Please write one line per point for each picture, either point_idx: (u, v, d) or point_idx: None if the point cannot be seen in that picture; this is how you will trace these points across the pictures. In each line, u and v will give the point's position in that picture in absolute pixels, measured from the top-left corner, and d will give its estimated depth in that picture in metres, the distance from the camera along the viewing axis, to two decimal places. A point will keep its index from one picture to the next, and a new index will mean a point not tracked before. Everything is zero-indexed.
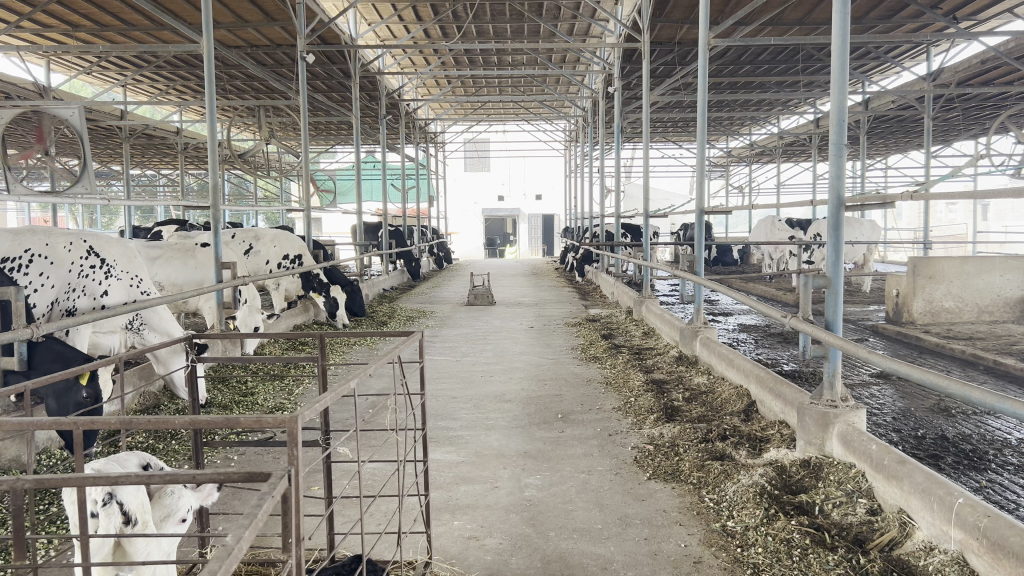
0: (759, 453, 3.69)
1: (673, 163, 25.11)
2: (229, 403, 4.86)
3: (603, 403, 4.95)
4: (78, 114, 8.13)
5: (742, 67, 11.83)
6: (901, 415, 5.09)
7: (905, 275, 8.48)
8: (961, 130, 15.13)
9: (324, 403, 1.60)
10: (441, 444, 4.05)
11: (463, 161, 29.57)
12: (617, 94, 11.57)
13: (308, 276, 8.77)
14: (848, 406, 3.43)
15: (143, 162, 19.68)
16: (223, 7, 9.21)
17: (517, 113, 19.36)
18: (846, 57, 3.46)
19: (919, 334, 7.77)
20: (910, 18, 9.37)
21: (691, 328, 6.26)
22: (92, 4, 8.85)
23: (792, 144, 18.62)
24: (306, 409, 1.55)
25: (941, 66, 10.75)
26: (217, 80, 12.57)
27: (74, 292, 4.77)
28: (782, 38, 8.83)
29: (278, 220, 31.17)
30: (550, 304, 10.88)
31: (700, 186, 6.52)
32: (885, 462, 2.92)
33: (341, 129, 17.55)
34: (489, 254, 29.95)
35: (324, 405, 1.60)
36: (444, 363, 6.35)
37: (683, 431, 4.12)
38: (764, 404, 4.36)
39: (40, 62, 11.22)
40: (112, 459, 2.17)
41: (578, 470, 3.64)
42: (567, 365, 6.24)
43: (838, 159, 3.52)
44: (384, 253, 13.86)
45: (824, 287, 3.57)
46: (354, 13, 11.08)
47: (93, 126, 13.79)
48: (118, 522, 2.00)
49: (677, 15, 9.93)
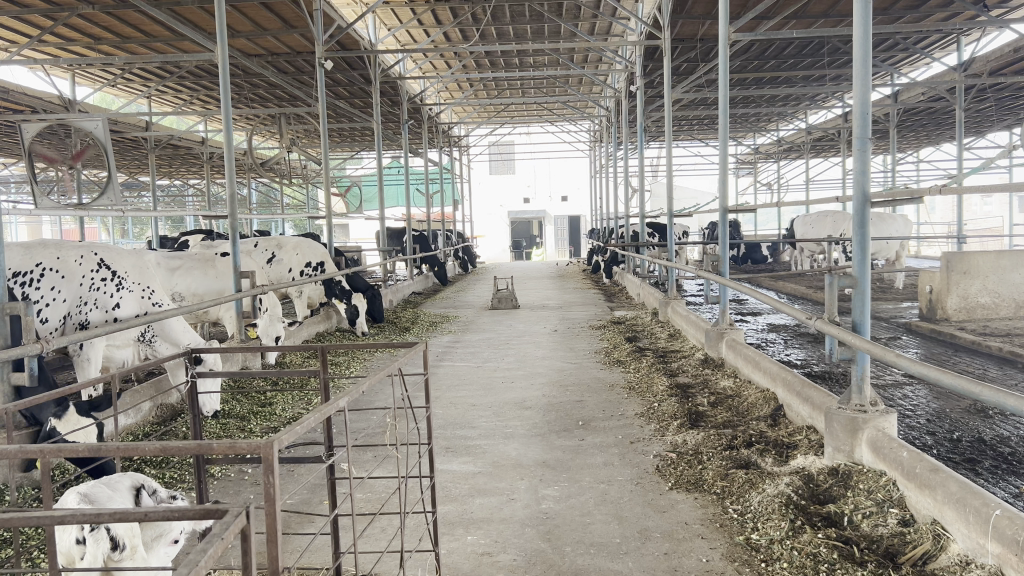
0: (785, 460, 3.56)
1: (699, 162, 24.87)
2: (247, 414, 4.81)
3: (625, 409, 4.84)
4: (102, 126, 8.17)
5: (766, 62, 11.64)
6: (935, 417, 4.92)
7: (938, 271, 8.26)
8: (995, 121, 14.79)
9: (311, 422, 1.52)
10: (459, 455, 3.96)
11: (488, 164, 29.56)
12: (640, 93, 11.43)
13: (329, 283, 8.72)
14: (878, 411, 3.29)
15: (170, 172, 19.88)
16: (242, 16, 9.24)
17: (540, 115, 19.26)
18: (869, 46, 3.32)
19: (953, 332, 7.55)
20: (938, 8, 9.16)
21: (717, 330, 6.11)
22: (113, 16, 8.91)
23: (820, 139, 18.32)
24: (289, 430, 1.46)
25: (971, 56, 10.51)
26: (239, 90, 12.64)
27: (86, 306, 4.77)
28: (807, 30, 8.64)
29: (305, 227, 31.39)
30: (574, 307, 10.77)
31: (724, 184, 6.33)
32: (916, 470, 2.78)
33: (365, 134, 17.60)
34: (516, 256, 29.87)
35: (310, 425, 1.51)
36: (465, 369, 6.26)
37: (707, 438, 4.00)
38: (791, 408, 4.22)
39: (65, 75, 11.32)
40: (103, 482, 2.19)
41: (598, 481, 3.53)
42: (589, 369, 6.14)
43: (863, 154, 3.38)
44: (408, 259, 13.84)
45: (851, 288, 3.42)
46: (373, 18, 11.09)
47: (119, 138, 13.93)
48: (105, 549, 1.98)
49: (698, 11, 9.79)
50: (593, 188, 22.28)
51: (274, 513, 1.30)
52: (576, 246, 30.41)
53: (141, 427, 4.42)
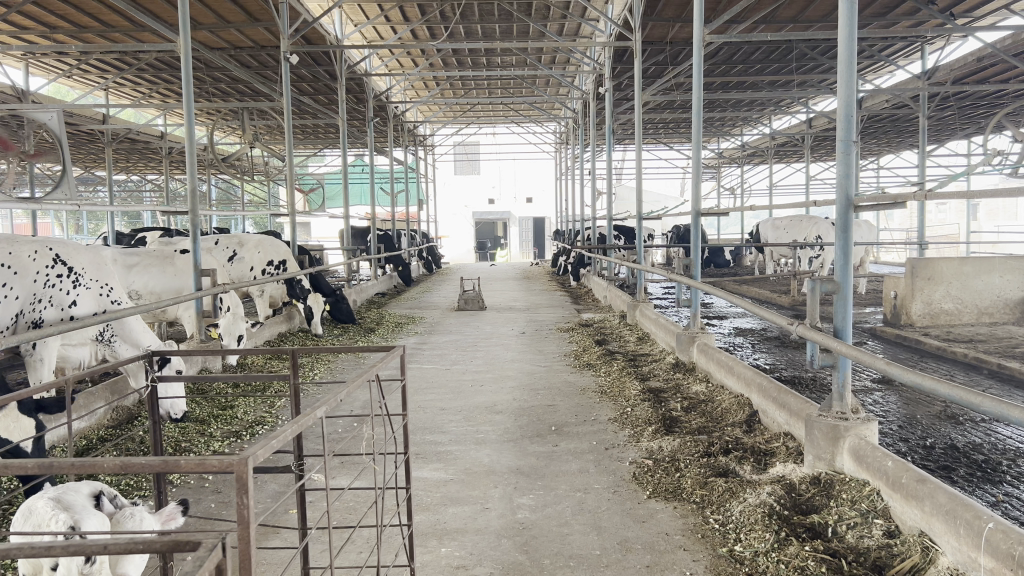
0: (764, 468, 3.50)
1: (664, 166, 24.94)
2: (207, 416, 4.64)
3: (598, 413, 4.74)
4: (57, 118, 7.88)
5: (734, 66, 11.68)
6: (907, 423, 4.90)
7: (903, 276, 8.31)
8: (955, 129, 15.00)
9: (288, 433, 1.39)
10: (429, 461, 3.83)
11: (453, 164, 29.43)
12: (609, 95, 11.39)
13: (291, 282, 8.53)
14: (859, 418, 3.25)
15: (127, 167, 19.41)
16: (205, 7, 9.00)
17: (507, 115, 19.17)
18: (854, 45, 3.28)
19: (918, 337, 7.58)
20: (905, 16, 9.25)
21: (688, 334, 6.04)
22: (69, 4, 8.62)
23: (784, 145, 18.44)
24: (266, 444, 1.34)
25: (935, 64, 10.64)
26: (201, 83, 12.35)
27: (40, 303, 4.57)
28: (778, 34, 8.67)
29: (265, 224, 30.94)
30: (541, 308, 10.69)
31: (696, 187, 6.26)
32: (903, 480, 2.72)
33: (329, 131, 17.36)
34: (480, 257, 29.72)
35: (286, 438, 1.38)
36: (432, 372, 6.12)
37: (684, 444, 3.91)
38: (767, 414, 4.16)
39: (18, 65, 10.96)
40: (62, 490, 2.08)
41: (574, 489, 3.43)
42: (560, 373, 6.04)
43: (847, 157, 3.32)
44: (373, 258, 13.65)
45: (832, 293, 3.35)
46: (339, 13, 10.92)
47: (74, 130, 13.52)
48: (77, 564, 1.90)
49: (668, 14, 9.77)
50: (559, 190, 22.24)
51: (249, 536, 1.18)
52: (540, 248, 30.26)
53: (95, 431, 4.23)
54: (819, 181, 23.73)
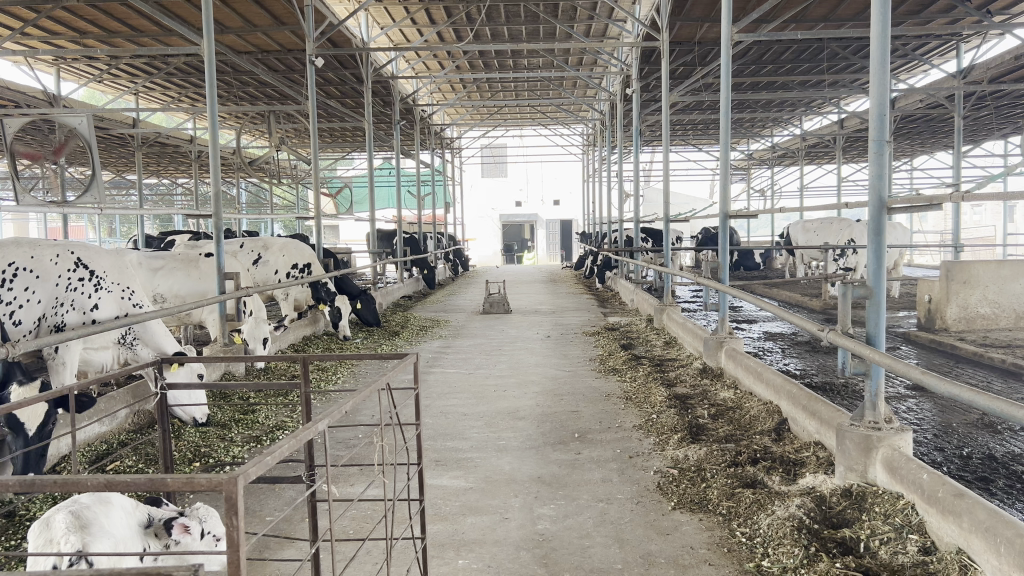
0: (793, 479, 3.39)
1: (693, 167, 24.73)
2: (229, 421, 4.61)
3: (622, 420, 4.65)
4: (86, 121, 7.93)
5: (764, 66, 11.53)
6: (942, 431, 4.76)
7: (938, 280, 8.12)
8: (992, 129, 14.68)
9: (288, 447, 1.34)
10: (448, 469, 3.76)
11: (480, 167, 29.42)
12: (636, 96, 11.28)
13: (316, 285, 8.54)
14: (893, 428, 3.13)
15: (156, 170, 19.61)
16: (232, 11, 9.04)
17: (533, 117, 19.11)
18: (886, 42, 3.16)
19: (953, 342, 7.39)
20: (940, 14, 9.06)
21: (716, 339, 5.91)
22: (98, 9, 8.69)
23: (815, 146, 18.21)
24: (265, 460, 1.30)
25: (971, 63, 10.41)
26: (228, 87, 12.43)
27: (62, 307, 4.57)
28: (809, 32, 8.50)
29: (294, 227, 31.18)
30: (566, 311, 10.59)
31: (725, 189, 6.12)
32: (939, 494, 2.61)
33: (356, 134, 17.42)
34: (507, 260, 29.69)
35: (284, 455, 1.32)
36: (455, 376, 6.06)
37: (710, 453, 3.81)
38: (797, 422, 4.04)
39: (50, 70, 11.10)
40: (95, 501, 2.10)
41: (597, 499, 3.34)
42: (584, 378, 5.95)
43: (880, 157, 3.20)
44: (399, 261, 13.65)
45: (865, 298, 3.23)
46: (365, 16, 10.93)
47: (105, 134, 13.68)
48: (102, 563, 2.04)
49: (696, 13, 9.64)
50: (586, 192, 22.14)
51: (238, 563, 1.13)
52: (567, 250, 30.13)
53: (116, 436, 4.23)
54: (851, 182, 23.39)
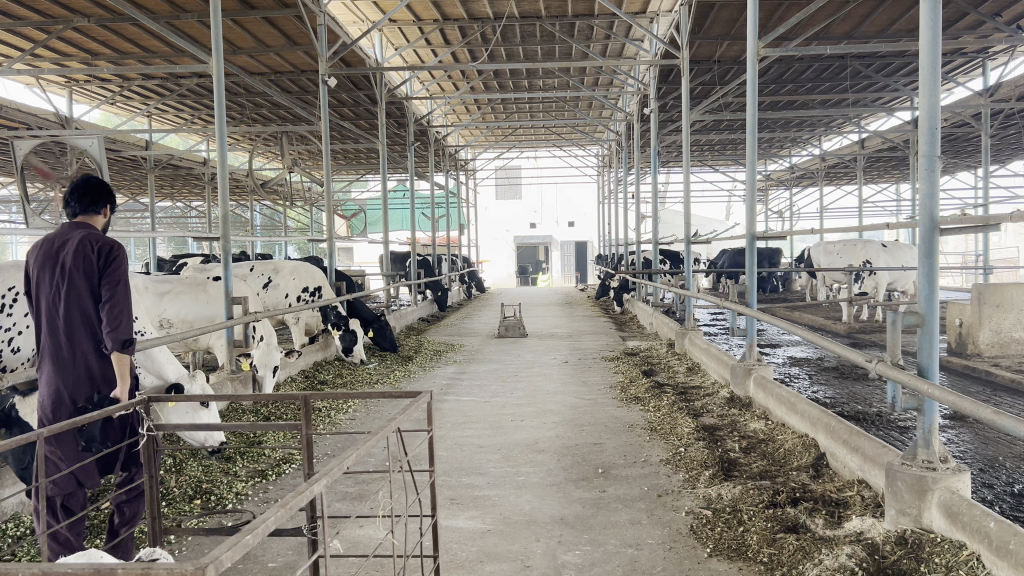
0: (838, 522, 3.13)
1: (710, 189, 24.51)
2: (234, 452, 4.38)
3: (649, 454, 4.40)
4: (97, 144, 7.79)
5: (784, 85, 11.35)
6: (988, 466, 4.46)
7: (970, 304, 7.83)
8: (1018, 148, 14.41)
9: (266, 525, 1.19)
10: (465, 509, 3.51)
11: (495, 189, 29.37)
12: (653, 116, 11.10)
13: (326, 309, 8.29)
14: (950, 469, 2.87)
15: (170, 193, 19.60)
16: (245, 32, 8.95)
17: (548, 138, 18.97)
18: (937, 52, 2.94)
19: (989, 368, 7.07)
20: (969, 30, 8.84)
21: (743, 366, 5.63)
22: (108, 29, 8.59)
23: (834, 166, 17.97)
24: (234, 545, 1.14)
25: (998, 80, 10.16)
26: (241, 109, 12.38)
27: None
28: (835, 48, 8.21)
29: (308, 249, 31.11)
30: (584, 335, 10.32)
31: (752, 210, 5.85)
32: (1009, 546, 2.33)
33: (370, 156, 17.38)
34: (522, 282, 29.47)
35: (261, 531, 1.18)
36: (471, 405, 5.82)
37: (746, 492, 3.54)
38: (836, 458, 3.77)
39: (63, 93, 11.05)
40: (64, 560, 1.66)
41: (625, 544, 3.09)
42: (606, 407, 5.69)
43: (930, 174, 2.96)
44: (412, 284, 13.45)
45: (917, 327, 2.98)
46: (380, 37, 10.81)
47: (118, 157, 13.62)
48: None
49: (716, 32, 9.50)
50: (601, 214, 21.95)
51: None
52: (582, 273, 29.90)
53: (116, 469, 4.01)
54: (872, 204, 23.09)
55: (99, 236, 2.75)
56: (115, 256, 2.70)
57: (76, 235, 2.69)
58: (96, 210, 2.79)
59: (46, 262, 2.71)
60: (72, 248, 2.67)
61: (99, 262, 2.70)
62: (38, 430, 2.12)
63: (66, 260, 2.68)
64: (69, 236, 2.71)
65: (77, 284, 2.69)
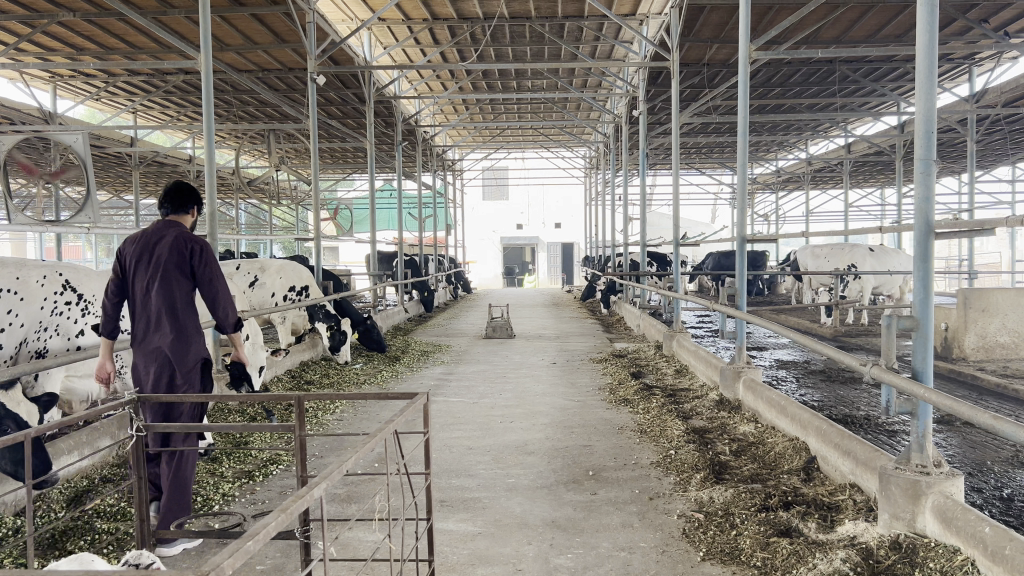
0: (831, 526, 3.11)
1: (696, 192, 24.57)
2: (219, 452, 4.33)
3: (639, 457, 4.37)
4: (81, 140, 7.69)
5: (773, 89, 11.39)
6: (976, 469, 4.47)
7: (956, 308, 7.87)
8: (1002, 154, 14.52)
9: (264, 533, 1.16)
10: (455, 511, 3.48)
11: (481, 190, 29.33)
12: (641, 118, 11.09)
13: (313, 309, 8.23)
14: (943, 473, 2.86)
15: (155, 190, 19.43)
16: (233, 29, 8.88)
17: (535, 139, 18.95)
18: (934, 55, 2.93)
19: (975, 373, 7.10)
20: (956, 36, 8.89)
21: (732, 369, 5.62)
22: (94, 24, 8.49)
23: (821, 170, 18.05)
24: (232, 555, 1.10)
25: (984, 86, 10.22)
26: (228, 106, 12.29)
27: (47, 331, 4.34)
28: (825, 52, 8.22)
29: (293, 249, 30.94)
30: (571, 337, 10.31)
31: (742, 213, 5.84)
32: (1005, 551, 2.32)
33: (357, 155, 17.30)
34: (508, 283, 29.44)
35: (256, 540, 1.14)
36: (459, 406, 5.78)
37: (738, 495, 3.53)
38: (827, 461, 3.77)
39: (47, 88, 10.92)
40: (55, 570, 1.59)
41: (618, 548, 3.06)
42: (595, 409, 5.66)
43: (926, 177, 2.95)
44: (398, 284, 13.40)
45: (912, 330, 2.97)
46: (368, 36, 10.74)
47: (102, 153, 13.48)
48: None
49: (705, 35, 9.50)
50: (588, 215, 21.95)
51: None
52: (568, 274, 29.90)
53: (98, 470, 3.95)
54: (857, 208, 23.22)
55: (189, 235, 3.14)
56: (203, 250, 3.08)
57: (170, 233, 3.08)
58: (185, 211, 3.18)
59: (141, 257, 3.08)
60: (168, 244, 3.07)
61: (191, 252, 3.09)
62: (25, 430, 2.06)
63: (162, 255, 3.07)
64: (163, 232, 3.10)
65: (173, 277, 3.07)
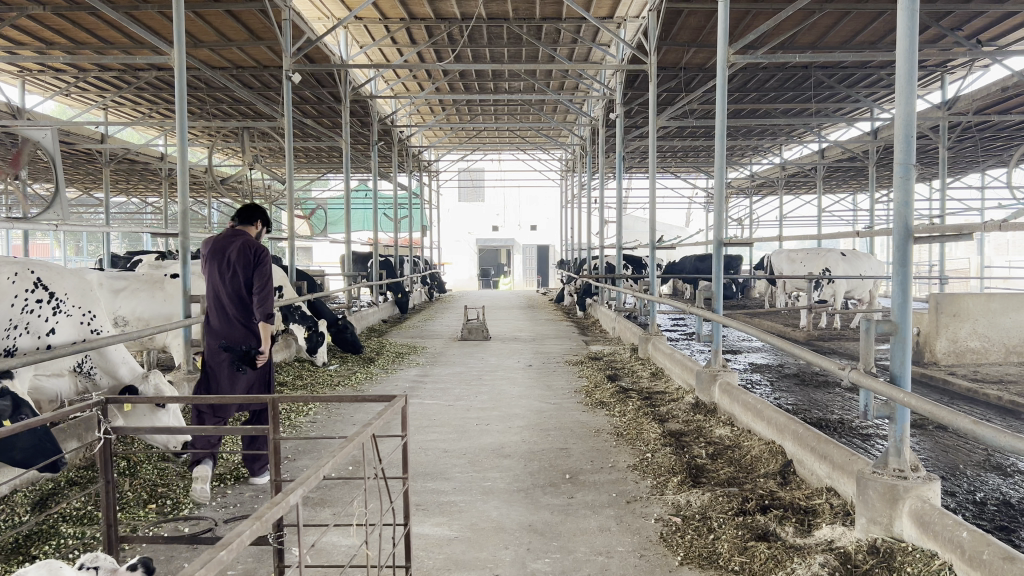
0: (808, 531, 3.11)
1: (671, 195, 24.68)
2: None
3: (616, 460, 4.35)
4: (51, 136, 7.55)
5: (749, 94, 11.46)
6: (948, 473, 4.50)
7: (927, 312, 7.94)
8: (972, 161, 14.71)
9: (236, 541, 1.12)
10: (431, 515, 3.43)
11: (457, 191, 29.27)
12: (618, 120, 11.10)
13: (288, 309, 8.13)
14: (920, 477, 2.86)
15: (126, 187, 19.14)
16: (207, 25, 8.77)
17: (512, 141, 18.94)
18: (914, 59, 2.94)
19: (946, 377, 7.16)
20: (930, 44, 8.98)
21: (708, 372, 5.62)
22: (66, 18, 8.35)
23: (795, 175, 18.19)
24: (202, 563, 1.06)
25: (956, 94, 10.34)
26: (202, 103, 12.14)
27: (16, 330, 4.17)
28: (801, 57, 8.27)
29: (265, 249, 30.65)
30: (547, 339, 10.28)
31: (720, 215, 5.83)
32: (983, 555, 2.32)
33: (333, 154, 17.18)
34: (483, 285, 29.38)
35: (229, 551, 1.10)
36: (435, 408, 5.73)
37: (715, 499, 3.51)
38: (804, 465, 3.77)
39: (15, 82, 10.72)
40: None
41: (595, 552, 3.04)
42: (571, 411, 5.64)
43: (905, 181, 2.96)
44: (373, 285, 13.31)
45: (890, 334, 2.97)
46: (345, 34, 10.65)
47: (72, 149, 13.26)
48: None
49: (683, 38, 9.52)
50: (564, 218, 21.96)
51: None
52: (544, 276, 29.90)
53: (65, 473, 3.85)
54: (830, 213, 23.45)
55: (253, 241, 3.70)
56: (263, 255, 3.65)
57: (239, 240, 3.66)
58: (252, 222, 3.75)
59: (217, 260, 3.69)
60: (236, 250, 3.65)
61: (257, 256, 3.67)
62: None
63: (232, 258, 3.67)
64: (233, 240, 3.69)
65: (239, 277, 3.68)
